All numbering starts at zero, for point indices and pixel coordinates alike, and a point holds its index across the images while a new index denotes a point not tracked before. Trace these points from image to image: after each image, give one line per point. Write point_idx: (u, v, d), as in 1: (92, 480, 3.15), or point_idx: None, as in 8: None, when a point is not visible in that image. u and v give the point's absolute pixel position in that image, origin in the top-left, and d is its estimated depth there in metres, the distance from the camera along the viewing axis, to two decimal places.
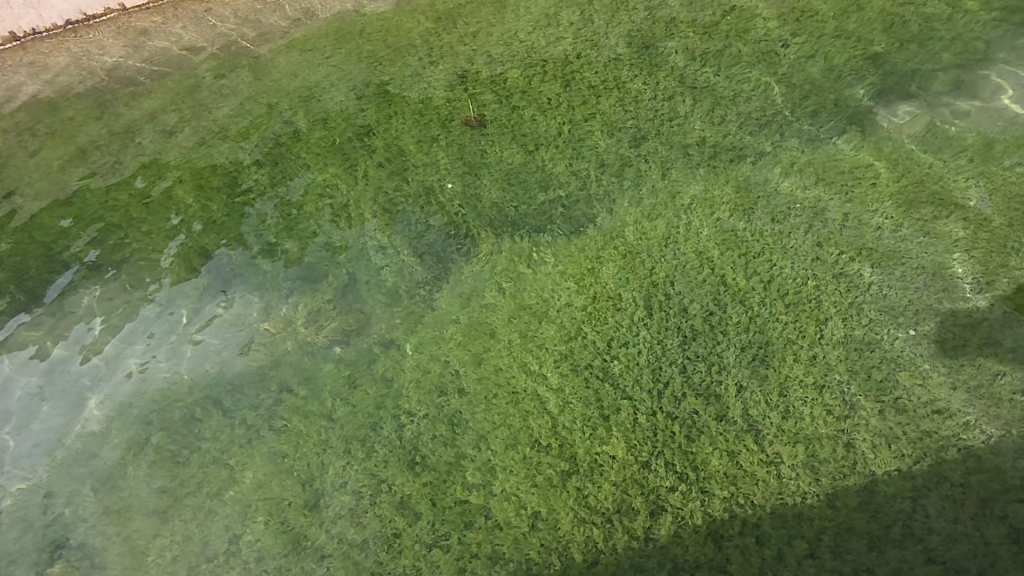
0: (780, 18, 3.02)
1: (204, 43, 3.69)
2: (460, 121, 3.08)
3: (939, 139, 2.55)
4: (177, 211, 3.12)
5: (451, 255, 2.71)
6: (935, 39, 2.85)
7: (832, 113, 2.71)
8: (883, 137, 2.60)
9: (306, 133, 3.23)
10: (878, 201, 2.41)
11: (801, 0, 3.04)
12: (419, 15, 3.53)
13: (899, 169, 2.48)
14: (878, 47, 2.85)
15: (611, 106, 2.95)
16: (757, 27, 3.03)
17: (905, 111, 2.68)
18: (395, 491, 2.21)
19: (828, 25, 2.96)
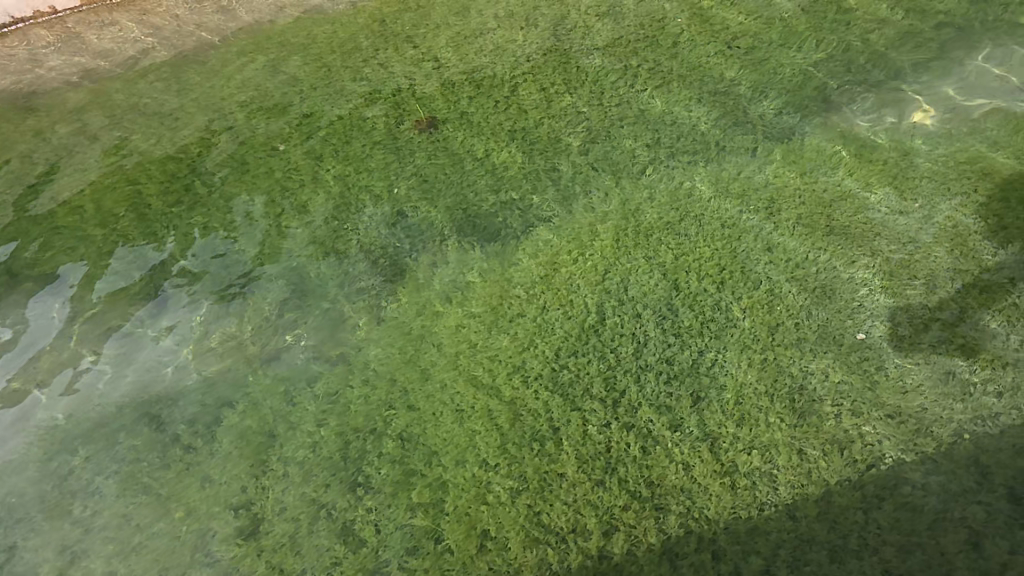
0: (727, 23, 3.07)
1: (139, 44, 3.53)
2: (409, 126, 2.98)
3: (884, 140, 2.56)
4: (105, 220, 2.92)
5: (400, 262, 2.59)
6: (878, 44, 2.90)
7: (782, 116, 2.71)
8: (833, 138, 2.60)
9: (245, 135, 3.08)
10: (826, 203, 2.40)
11: (748, 8, 3.11)
12: (375, 18, 3.42)
13: (845, 172, 2.48)
14: (822, 52, 2.90)
15: (561, 109, 2.89)
16: (708, 33, 3.05)
17: (854, 112, 2.68)
18: (354, 512, 2.05)
19: (774, 30, 3.01)
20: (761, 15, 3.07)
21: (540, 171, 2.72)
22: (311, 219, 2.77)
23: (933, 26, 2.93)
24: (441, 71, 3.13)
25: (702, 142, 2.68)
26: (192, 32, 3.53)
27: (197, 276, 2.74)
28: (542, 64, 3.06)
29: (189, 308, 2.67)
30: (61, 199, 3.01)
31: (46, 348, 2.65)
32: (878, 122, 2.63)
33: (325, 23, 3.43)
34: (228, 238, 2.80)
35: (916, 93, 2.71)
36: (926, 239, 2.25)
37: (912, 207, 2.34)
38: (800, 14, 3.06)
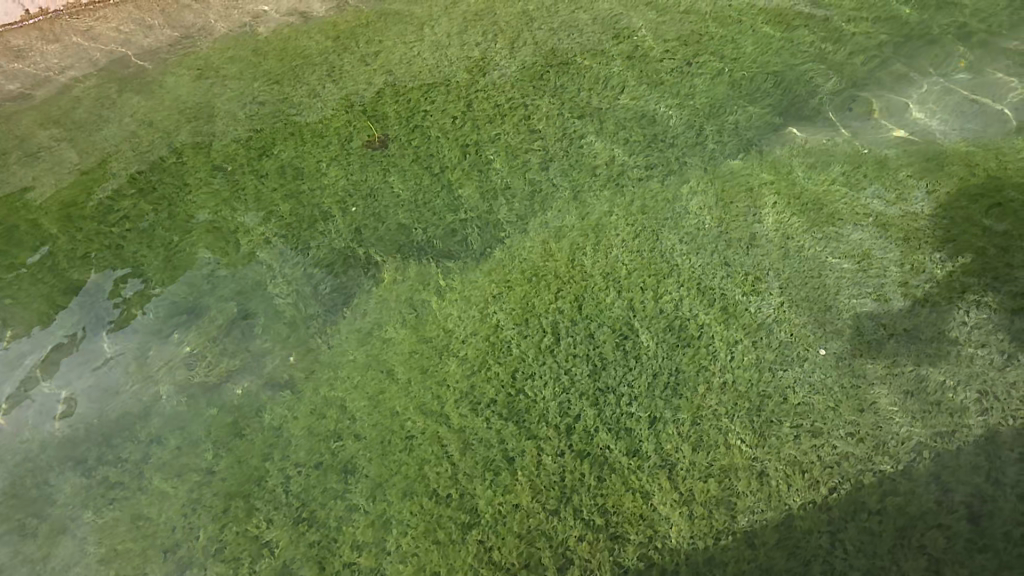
0: (680, 41, 3.08)
1: (84, 59, 3.38)
2: (360, 142, 2.89)
3: (837, 156, 2.57)
4: (38, 243, 2.75)
5: (348, 283, 2.49)
6: (827, 62, 2.93)
7: (735, 133, 2.71)
8: (787, 155, 2.60)
9: (190, 152, 2.95)
10: (782, 218, 2.39)
11: (699, 26, 3.13)
12: (326, 33, 3.34)
13: (799, 187, 2.48)
14: (773, 68, 2.92)
15: (517, 125, 2.85)
16: (665, 50, 3.04)
17: (806, 129, 2.69)
18: (294, 553, 1.91)
19: (726, 47, 3.02)
20: (717, 34, 3.09)
21: (495, 188, 2.66)
22: (255, 240, 2.65)
23: (881, 43, 2.97)
24: (394, 88, 3.06)
25: (659, 159, 2.65)
26: (139, 48, 3.41)
27: (134, 299, 2.59)
28: (498, 81, 3.02)
29: (124, 335, 2.52)
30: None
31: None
32: (829, 139, 2.64)
33: (277, 39, 3.34)
34: (167, 259, 2.66)
35: (864, 111, 2.74)
36: (877, 254, 2.25)
37: (864, 222, 2.34)
38: (756, 32, 3.08)
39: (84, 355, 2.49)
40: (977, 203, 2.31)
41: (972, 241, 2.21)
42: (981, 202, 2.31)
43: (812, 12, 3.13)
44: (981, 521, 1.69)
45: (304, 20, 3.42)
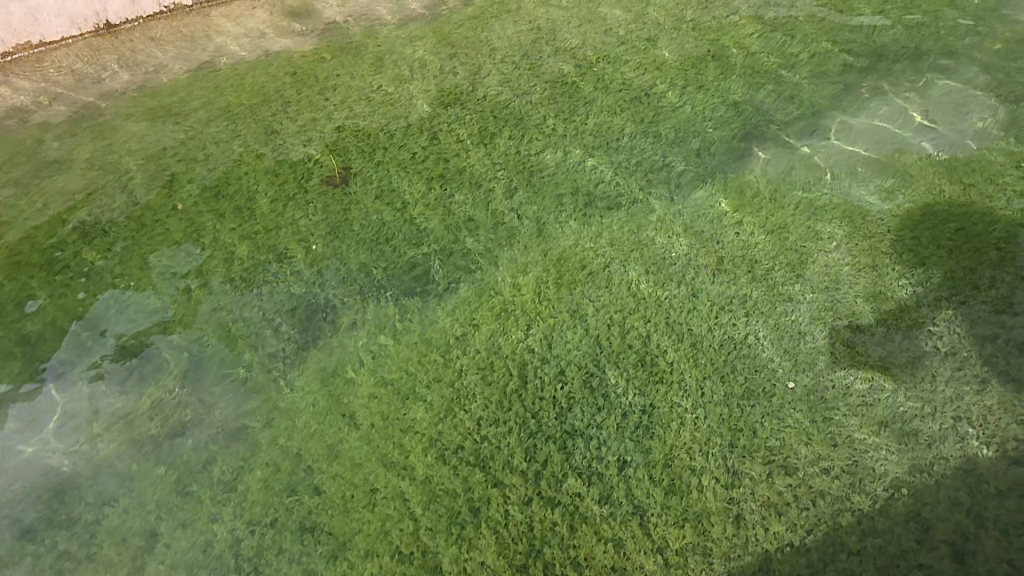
0: (637, 68, 3.10)
1: (32, 100, 3.30)
2: (320, 179, 2.82)
3: (800, 180, 2.56)
4: None
5: (306, 325, 2.38)
6: (784, 84, 2.94)
7: (700, 158, 2.69)
8: (751, 179, 2.59)
9: (144, 194, 2.86)
10: (749, 245, 2.35)
11: (654, 53, 3.17)
12: (285, 71, 3.33)
13: (766, 213, 2.45)
14: (733, 93, 2.92)
15: (481, 158, 2.80)
16: (621, 79, 3.06)
17: (770, 153, 2.67)
18: None
19: (685, 74, 3.04)
20: (672, 62, 3.12)
21: (457, 220, 2.59)
22: (211, 282, 2.53)
23: (833, 65, 3.01)
24: (352, 124, 3.03)
25: (623, 186, 2.61)
26: (94, 88, 3.34)
27: (81, 345, 2.45)
28: (456, 113, 3.00)
29: (65, 385, 2.36)
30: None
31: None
32: (793, 163, 2.62)
33: (234, 80, 3.32)
34: (120, 304, 2.54)
35: (826, 133, 2.74)
36: (842, 279, 2.22)
37: (829, 246, 2.31)
38: (709, 59, 3.11)
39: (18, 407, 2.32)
40: (947, 225, 2.30)
41: (939, 265, 2.20)
42: (945, 225, 2.31)
43: (761, 35, 3.19)
44: (966, 559, 1.63)
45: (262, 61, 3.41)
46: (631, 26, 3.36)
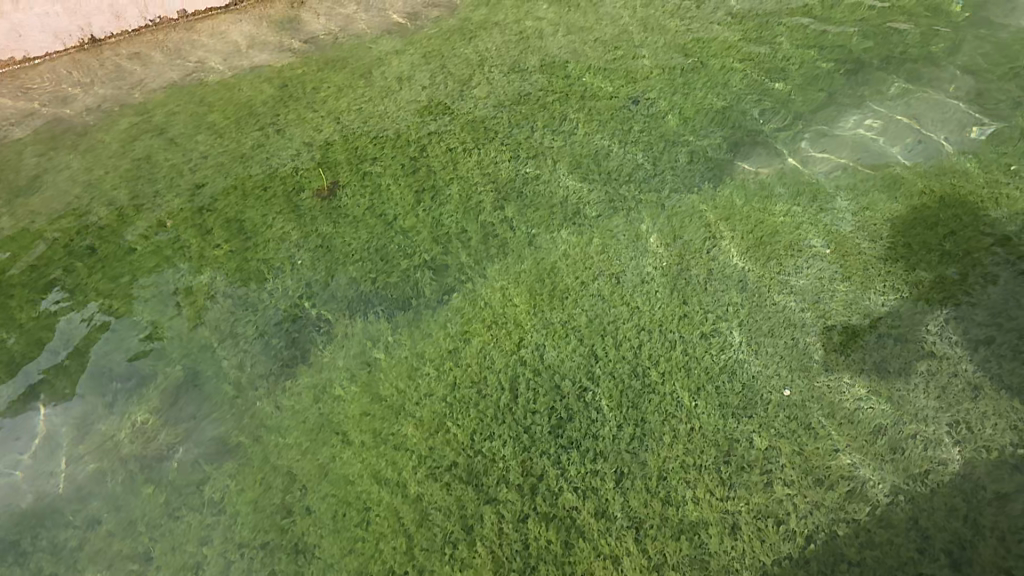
0: (769, 279, 3.00)
1: (214, 228, 3.69)
2: (457, 388, 2.95)
3: (954, 481, 2.41)
4: (163, 452, 3.01)
5: (440, 504, 2.67)
6: (938, 334, 2.74)
7: (840, 430, 2.58)
8: (895, 467, 2.47)
9: (298, 371, 3.15)
10: (881, 532, 2.35)
11: (788, 261, 3.04)
12: (420, 215, 3.55)
13: (905, 508, 2.38)
14: (876, 337, 2.78)
15: (611, 388, 2.84)
16: (765, 292, 2.97)
17: (910, 424, 2.55)
18: None
19: (822, 299, 2.91)
20: (825, 275, 2.98)
21: (573, 445, 2.73)
22: (347, 464, 2.82)
23: (1009, 308, 2.75)
24: (491, 304, 3.18)
25: (742, 437, 2.63)
26: (265, 222, 3.67)
27: (238, 519, 2.76)
28: (590, 311, 3.06)
29: (235, 517, 2.77)
30: (126, 405, 3.18)
31: (114, 516, 2.84)
32: (931, 440, 2.50)
33: (389, 228, 3.53)
34: (271, 487, 2.82)
35: (982, 408, 2.54)
36: (959, 540, 2.29)
37: (951, 517, 2.34)
38: (865, 279, 2.95)
39: (196, 530, 2.75)
40: None
41: None
42: None
43: (909, 250, 2.99)
44: None
45: (411, 209, 3.57)
46: (785, 215, 3.21)
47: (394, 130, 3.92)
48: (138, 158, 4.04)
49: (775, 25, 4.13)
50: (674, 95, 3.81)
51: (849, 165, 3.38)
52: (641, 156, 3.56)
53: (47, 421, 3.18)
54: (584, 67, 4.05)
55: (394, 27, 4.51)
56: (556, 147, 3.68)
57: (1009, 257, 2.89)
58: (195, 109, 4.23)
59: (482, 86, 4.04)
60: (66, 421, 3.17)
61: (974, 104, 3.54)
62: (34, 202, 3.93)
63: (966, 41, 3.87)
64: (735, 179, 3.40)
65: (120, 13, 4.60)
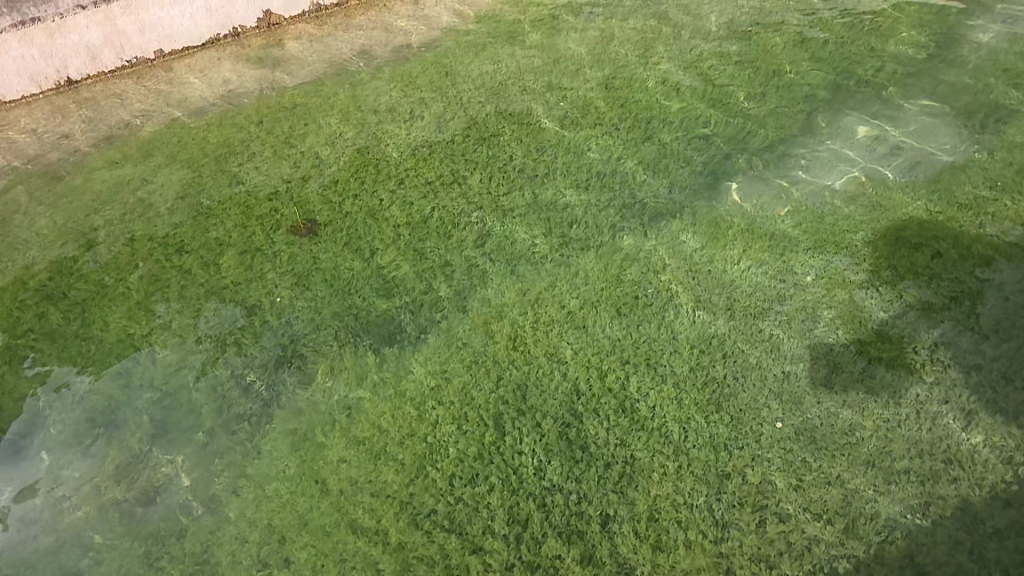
0: (757, 306, 2.95)
1: (191, 268, 3.61)
2: (438, 428, 2.86)
3: (954, 513, 2.33)
4: (138, 502, 2.89)
5: (423, 553, 2.56)
6: (931, 359, 2.68)
7: (835, 461, 2.50)
8: (894, 500, 2.39)
9: (276, 415, 3.04)
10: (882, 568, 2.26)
11: (775, 288, 3.00)
12: (400, 249, 3.49)
13: (906, 543, 2.29)
14: (867, 364, 2.72)
15: (597, 426, 2.75)
16: (750, 320, 2.91)
17: (903, 454, 2.47)
18: None
19: (811, 325, 2.86)
20: (810, 301, 2.93)
21: (557, 487, 2.64)
22: (325, 513, 2.70)
23: (998, 332, 2.71)
24: (472, 341, 3.10)
25: (732, 473, 2.54)
26: (242, 262, 3.59)
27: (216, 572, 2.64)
28: (573, 344, 2.99)
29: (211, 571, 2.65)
30: (98, 454, 3.06)
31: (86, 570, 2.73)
32: (928, 471, 2.43)
33: (367, 265, 3.46)
34: (249, 537, 2.70)
35: (978, 436, 2.47)
36: (964, 575, 2.21)
37: (955, 551, 2.26)
38: (851, 303, 2.90)
39: None
40: None
41: None
42: None
43: (896, 273, 2.95)
44: None
45: (390, 244, 3.51)
46: (768, 240, 3.17)
47: (372, 165, 3.88)
48: (115, 198, 3.98)
49: (751, 51, 4.14)
50: (652, 122, 3.79)
51: (829, 189, 3.36)
52: (622, 185, 3.53)
53: (21, 471, 3.06)
54: (561, 97, 4.04)
55: (372, 61, 4.50)
56: (536, 177, 3.64)
57: (994, 280, 2.86)
58: (172, 148, 4.18)
59: (461, 118, 4.02)
60: (37, 472, 3.05)
61: (951, 126, 3.55)
62: (7, 246, 3.85)
63: (939, 63, 3.90)
64: (716, 205, 3.37)
65: (97, 53, 4.55)
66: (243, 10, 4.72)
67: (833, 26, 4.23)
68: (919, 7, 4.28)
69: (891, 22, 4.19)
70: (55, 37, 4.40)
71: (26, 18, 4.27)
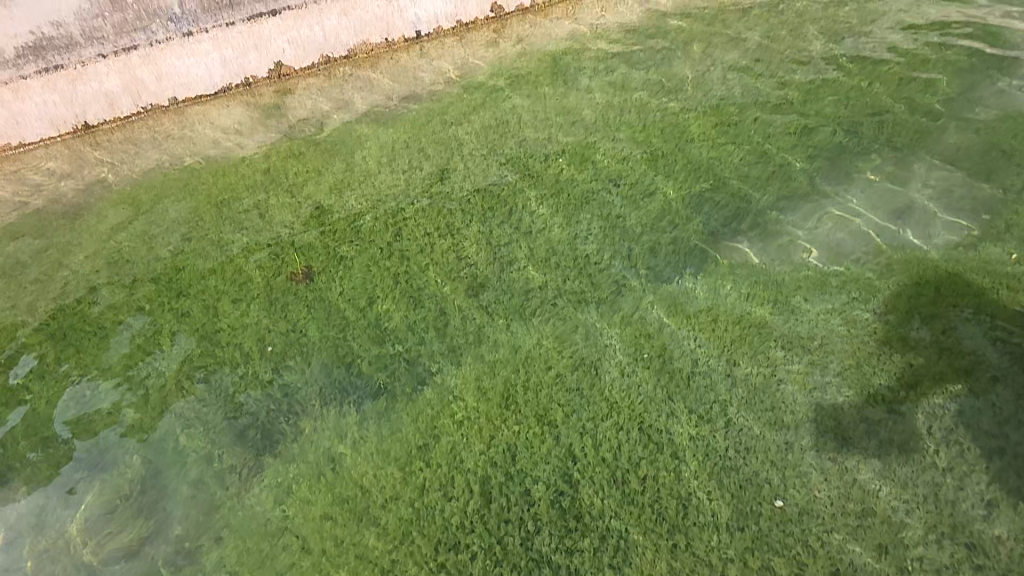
0: (762, 373, 2.80)
1: (187, 313, 3.57)
2: (425, 491, 2.72)
3: None
4: (115, 554, 2.78)
5: None
6: (948, 437, 2.51)
7: (846, 545, 2.32)
8: None
9: (259, 469, 2.93)
10: None
11: (782, 352, 2.86)
12: (394, 301, 3.41)
13: None
14: (880, 438, 2.55)
15: (590, 495, 2.59)
16: (754, 387, 2.77)
17: (917, 542, 2.29)
18: None
19: (819, 395, 2.71)
20: (819, 367, 2.79)
21: (544, 561, 2.48)
22: None
23: (1017, 413, 2.56)
24: (464, 398, 2.98)
25: (735, 556, 2.37)
26: (237, 308, 3.54)
27: None
28: (567, 406, 2.85)
29: None
30: (77, 503, 2.96)
31: None
32: (947, 562, 2.24)
33: (361, 316, 3.38)
34: None
35: (999, 527, 2.29)
36: None
37: None
38: (861, 373, 2.75)
39: None
40: None
41: None
42: None
43: (910, 343, 2.81)
44: None
45: (386, 295, 3.44)
46: (774, 302, 3.05)
47: (371, 214, 3.85)
48: (122, 240, 4.00)
49: (757, 109, 4.10)
50: (654, 178, 3.74)
51: (837, 248, 3.27)
52: (622, 242, 3.45)
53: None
54: (563, 152, 4.01)
55: (377, 113, 4.55)
56: (536, 231, 3.58)
57: (1011, 357, 2.72)
58: (180, 192, 4.21)
59: (461, 171, 4.00)
60: (14, 518, 2.94)
61: (964, 191, 3.46)
62: (13, 282, 3.86)
63: (952, 125, 3.82)
64: (718, 265, 3.27)
65: (115, 100, 4.61)
66: (256, 61, 4.79)
67: (839, 86, 4.19)
68: (928, 68, 4.22)
69: (900, 84, 4.14)
70: (75, 83, 4.46)
71: (51, 66, 4.31)
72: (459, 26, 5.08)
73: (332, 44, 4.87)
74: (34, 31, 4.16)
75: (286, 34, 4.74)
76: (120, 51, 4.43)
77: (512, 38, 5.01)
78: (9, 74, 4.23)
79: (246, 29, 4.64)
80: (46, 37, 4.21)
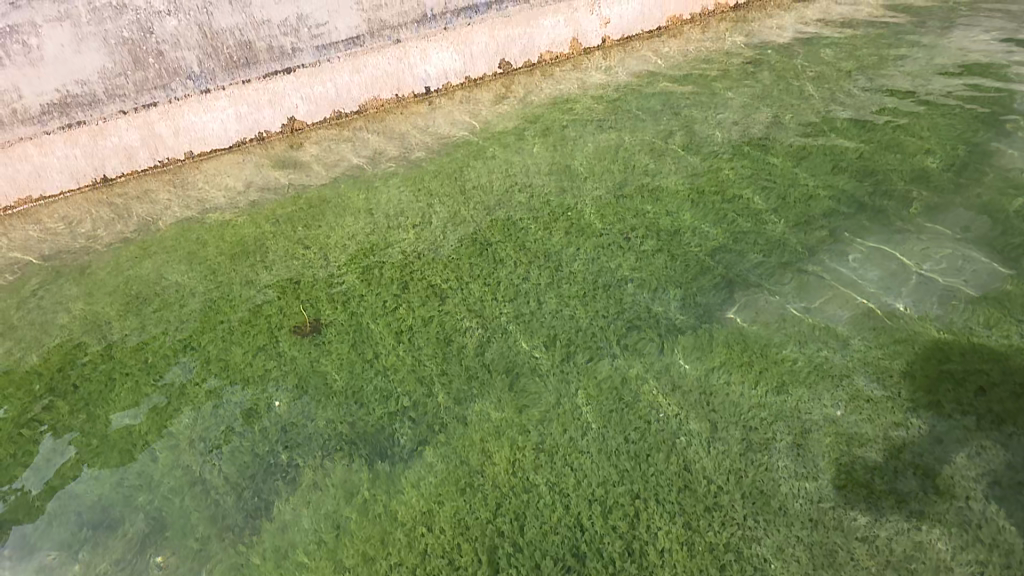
0: (778, 439, 2.68)
1: (191, 368, 3.53)
2: (427, 561, 2.58)
3: None
4: None
5: None
6: (984, 512, 2.34)
7: None
8: None
9: (255, 534, 2.81)
10: None
11: (800, 417, 2.74)
12: (397, 357, 3.34)
13: None
14: (910, 511, 2.38)
15: (601, 569, 2.44)
16: (772, 454, 2.63)
17: None
18: None
19: (842, 464, 2.56)
20: (840, 432, 2.66)
21: None
22: None
23: None
24: (469, 460, 2.87)
25: None
26: (240, 363, 3.49)
27: None
28: (577, 471, 2.73)
29: None
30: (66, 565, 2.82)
31: None
32: None
33: (365, 371, 3.31)
34: None
35: None
36: None
37: None
38: (885, 441, 2.61)
39: None
40: None
41: None
42: None
43: (937, 409, 2.67)
44: None
45: (390, 350, 3.38)
46: (790, 364, 2.94)
47: (378, 268, 3.84)
48: (132, 292, 4.00)
49: (766, 165, 4.08)
50: (663, 233, 3.70)
51: (853, 307, 3.17)
52: (630, 297, 3.38)
53: None
54: (569, 206, 4.00)
55: (386, 166, 4.60)
56: (543, 286, 3.53)
57: None
58: (192, 244, 4.24)
59: (469, 224, 4.00)
60: None
61: (984, 246, 3.36)
62: (23, 333, 3.84)
63: (966, 179, 3.76)
64: (731, 323, 3.18)
65: (133, 154, 4.72)
66: (270, 116, 4.90)
67: (848, 140, 4.17)
68: (937, 122, 4.21)
69: (909, 138, 4.11)
70: (96, 139, 4.57)
71: (74, 122, 4.44)
72: (468, 82, 5.23)
73: (344, 100, 5.00)
74: (59, 89, 4.28)
75: (300, 90, 4.86)
76: (140, 107, 4.55)
77: (519, 95, 5.12)
78: (34, 130, 4.36)
79: (262, 86, 4.77)
80: (71, 94, 4.32)
